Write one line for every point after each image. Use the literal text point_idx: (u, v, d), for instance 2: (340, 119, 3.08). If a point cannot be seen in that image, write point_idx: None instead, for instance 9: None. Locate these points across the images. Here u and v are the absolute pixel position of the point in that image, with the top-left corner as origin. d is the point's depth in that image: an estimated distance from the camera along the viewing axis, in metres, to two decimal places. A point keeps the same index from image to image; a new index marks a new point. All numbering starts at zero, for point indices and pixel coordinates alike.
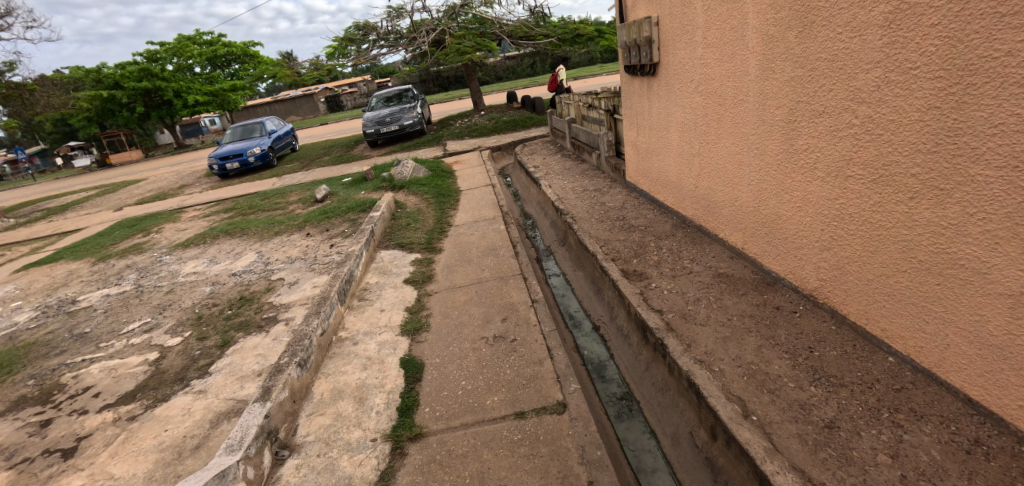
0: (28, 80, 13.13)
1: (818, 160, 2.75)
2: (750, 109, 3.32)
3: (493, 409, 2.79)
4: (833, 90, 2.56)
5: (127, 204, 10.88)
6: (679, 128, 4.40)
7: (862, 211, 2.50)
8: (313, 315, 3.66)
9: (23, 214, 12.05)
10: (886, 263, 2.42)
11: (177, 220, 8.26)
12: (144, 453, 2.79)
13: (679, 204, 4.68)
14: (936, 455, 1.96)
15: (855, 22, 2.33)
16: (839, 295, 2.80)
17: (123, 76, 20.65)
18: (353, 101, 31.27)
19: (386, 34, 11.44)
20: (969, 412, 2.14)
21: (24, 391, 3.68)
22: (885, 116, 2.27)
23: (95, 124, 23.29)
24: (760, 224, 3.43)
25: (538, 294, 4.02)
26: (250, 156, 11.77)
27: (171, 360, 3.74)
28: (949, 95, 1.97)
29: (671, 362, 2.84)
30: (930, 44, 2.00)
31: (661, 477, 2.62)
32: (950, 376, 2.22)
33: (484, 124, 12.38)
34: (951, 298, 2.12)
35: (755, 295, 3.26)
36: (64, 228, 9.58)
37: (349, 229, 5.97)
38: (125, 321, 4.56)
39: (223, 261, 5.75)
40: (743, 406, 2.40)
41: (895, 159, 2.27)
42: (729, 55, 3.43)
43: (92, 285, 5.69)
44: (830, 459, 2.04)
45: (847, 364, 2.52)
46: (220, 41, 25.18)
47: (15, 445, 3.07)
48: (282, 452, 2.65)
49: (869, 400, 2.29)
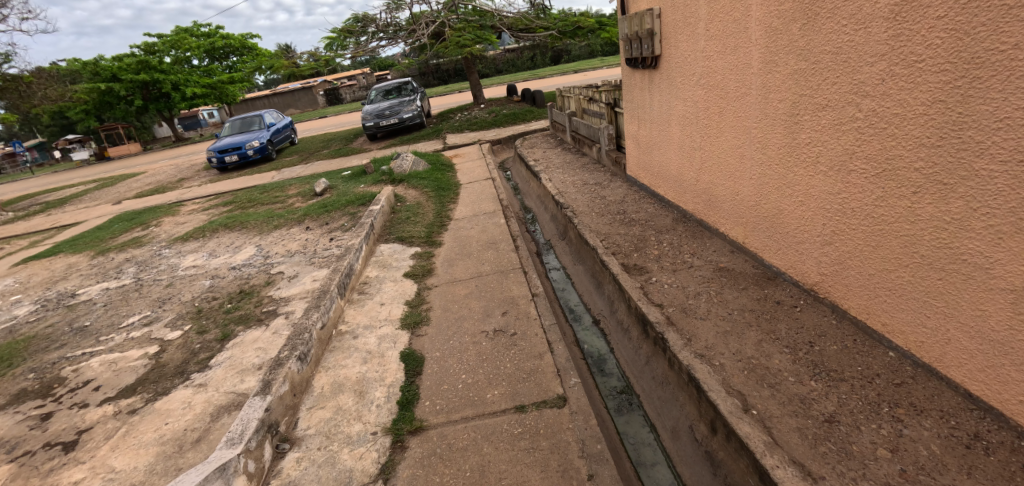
0: (25, 72, 13.04)
1: (821, 153, 2.74)
2: (752, 101, 3.30)
3: (493, 403, 2.79)
4: (837, 83, 2.54)
5: (127, 197, 10.85)
6: (680, 121, 4.38)
7: (865, 205, 2.50)
8: (314, 309, 3.65)
9: (22, 208, 12.01)
10: (888, 258, 2.41)
11: (176, 213, 8.25)
12: (145, 446, 2.79)
13: (680, 198, 4.67)
14: (935, 450, 1.97)
15: (860, 14, 2.31)
16: (840, 290, 2.80)
17: (121, 69, 20.51)
18: (352, 94, 31.19)
19: (385, 26, 11.32)
20: (969, 406, 2.14)
21: (24, 384, 3.68)
22: (889, 109, 2.25)
23: (93, 117, 23.31)
24: (761, 218, 3.43)
25: (538, 288, 4.01)
26: (249, 149, 11.74)
27: (171, 353, 3.74)
28: (954, 89, 1.96)
29: (671, 356, 2.84)
30: (935, 36, 1.98)
31: (661, 470, 2.63)
32: (950, 371, 2.22)
33: (484, 117, 12.33)
34: (952, 292, 2.12)
35: (756, 289, 3.26)
36: (62, 221, 9.55)
37: (349, 222, 5.97)
38: (125, 315, 4.57)
39: (222, 254, 5.74)
40: (743, 400, 2.40)
41: (898, 153, 2.26)
42: (732, 48, 3.40)
43: (91, 279, 5.68)
44: (830, 452, 2.05)
45: (847, 359, 2.52)
46: (218, 33, 24.94)
47: (16, 438, 3.08)
48: (283, 446, 2.65)
49: (869, 394, 2.29)
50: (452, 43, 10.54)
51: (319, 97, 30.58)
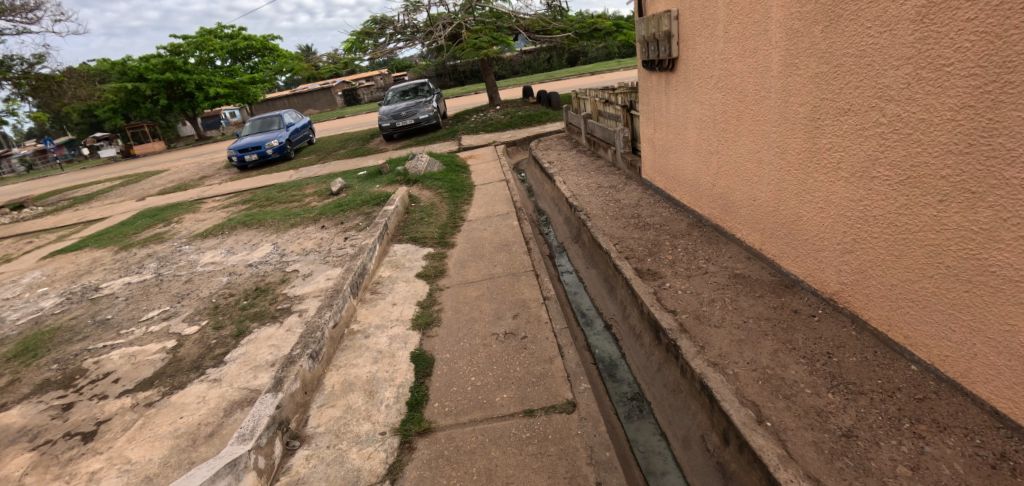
0: (57, 72, 13.38)
1: (842, 159, 2.67)
2: (771, 105, 3.24)
3: (502, 407, 2.78)
4: (860, 87, 2.46)
5: (150, 194, 11.09)
6: (697, 124, 4.32)
7: (887, 213, 2.42)
8: (326, 308, 3.68)
9: (51, 203, 12.37)
10: (912, 268, 2.33)
11: (197, 211, 8.40)
12: (160, 439, 2.84)
13: (696, 203, 4.60)
14: (959, 469, 1.89)
15: (885, 16, 2.24)
16: (860, 300, 2.73)
17: (146, 69, 20.95)
18: (370, 95, 31.58)
19: (403, 28, 11.47)
20: (995, 425, 2.05)
21: (47, 375, 3.78)
22: (915, 115, 2.18)
23: (121, 116, 23.95)
24: (779, 224, 3.36)
25: (550, 291, 3.99)
26: (268, 148, 11.93)
27: (188, 348, 3.81)
28: (984, 94, 1.89)
29: (683, 364, 2.79)
30: (965, 40, 1.92)
31: (671, 480, 2.59)
32: (976, 387, 2.14)
33: (499, 119, 12.33)
34: (979, 306, 2.05)
35: (773, 297, 3.19)
36: (88, 216, 9.80)
37: (363, 222, 6.01)
38: (144, 309, 4.66)
39: (240, 252, 5.83)
40: (757, 411, 2.34)
41: (923, 160, 2.18)
42: (752, 51, 3.34)
43: (114, 273, 5.82)
44: (847, 469, 1.99)
45: (866, 371, 2.45)
46: (240, 34, 25.40)
47: (38, 427, 3.16)
48: (293, 443, 2.67)
49: (889, 409, 2.21)
50: (469, 45, 10.49)
51: (337, 98, 31.03)
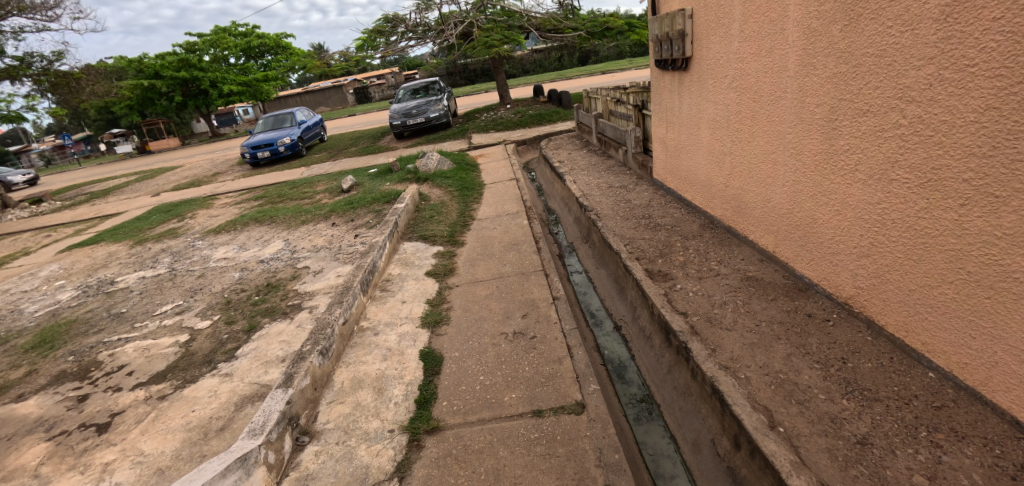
0: (76, 68, 13.60)
1: (859, 160, 2.62)
2: (787, 106, 3.19)
3: (510, 406, 2.77)
4: (880, 87, 2.41)
5: (165, 190, 11.23)
6: (710, 125, 4.27)
7: (906, 217, 2.37)
8: (336, 305, 3.70)
9: (69, 197, 12.58)
10: (931, 273, 2.28)
11: (210, 207, 8.49)
12: (172, 432, 2.87)
13: (708, 204, 4.56)
14: (977, 480, 1.85)
15: (907, 15, 2.19)
16: (876, 304, 2.68)
17: (162, 66, 21.25)
18: (381, 93, 31.70)
19: (415, 26, 11.50)
20: (1015, 435, 2.00)
21: (63, 366, 3.84)
22: (937, 116, 2.13)
23: (137, 112, 24.30)
24: (794, 226, 3.31)
25: (560, 291, 3.97)
26: (281, 146, 12.03)
27: (200, 342, 3.85)
28: (1010, 96, 1.84)
29: (694, 367, 2.76)
30: (990, 40, 1.87)
31: (680, 483, 2.56)
32: (996, 396, 2.10)
33: (510, 118, 12.32)
34: (1001, 313, 2.00)
35: (786, 300, 3.15)
36: (104, 211, 9.95)
37: (374, 220, 6.03)
38: (158, 303, 4.73)
39: (252, 248, 5.88)
40: (769, 416, 2.31)
41: (945, 162, 2.14)
42: (768, 50, 3.30)
43: (129, 267, 5.91)
44: (861, 477, 1.95)
45: (882, 377, 2.40)
46: (254, 32, 25.62)
47: (54, 418, 3.21)
48: (302, 438, 2.69)
49: (905, 417, 2.17)
50: (480, 44, 10.48)
51: (349, 96, 31.21)
